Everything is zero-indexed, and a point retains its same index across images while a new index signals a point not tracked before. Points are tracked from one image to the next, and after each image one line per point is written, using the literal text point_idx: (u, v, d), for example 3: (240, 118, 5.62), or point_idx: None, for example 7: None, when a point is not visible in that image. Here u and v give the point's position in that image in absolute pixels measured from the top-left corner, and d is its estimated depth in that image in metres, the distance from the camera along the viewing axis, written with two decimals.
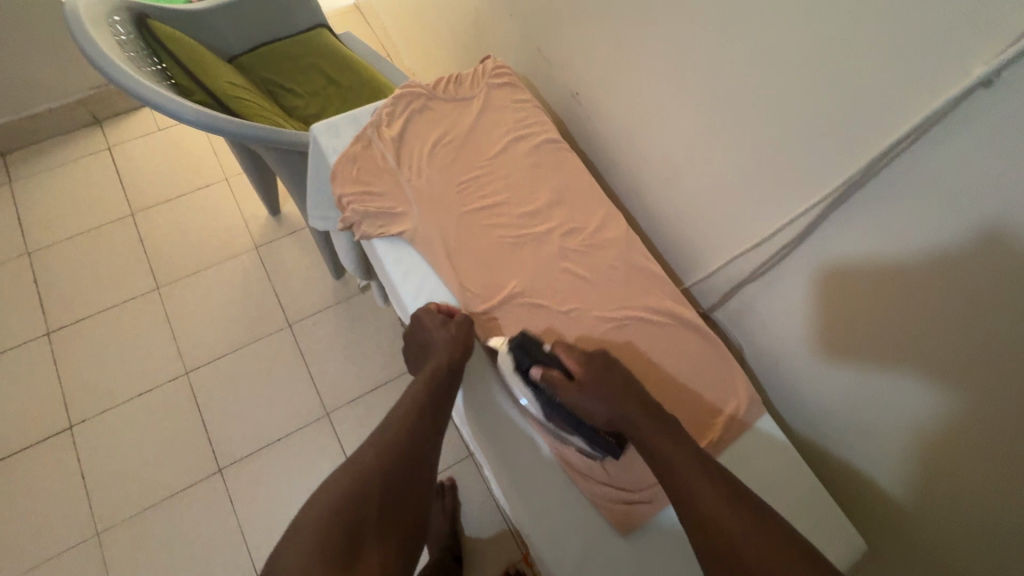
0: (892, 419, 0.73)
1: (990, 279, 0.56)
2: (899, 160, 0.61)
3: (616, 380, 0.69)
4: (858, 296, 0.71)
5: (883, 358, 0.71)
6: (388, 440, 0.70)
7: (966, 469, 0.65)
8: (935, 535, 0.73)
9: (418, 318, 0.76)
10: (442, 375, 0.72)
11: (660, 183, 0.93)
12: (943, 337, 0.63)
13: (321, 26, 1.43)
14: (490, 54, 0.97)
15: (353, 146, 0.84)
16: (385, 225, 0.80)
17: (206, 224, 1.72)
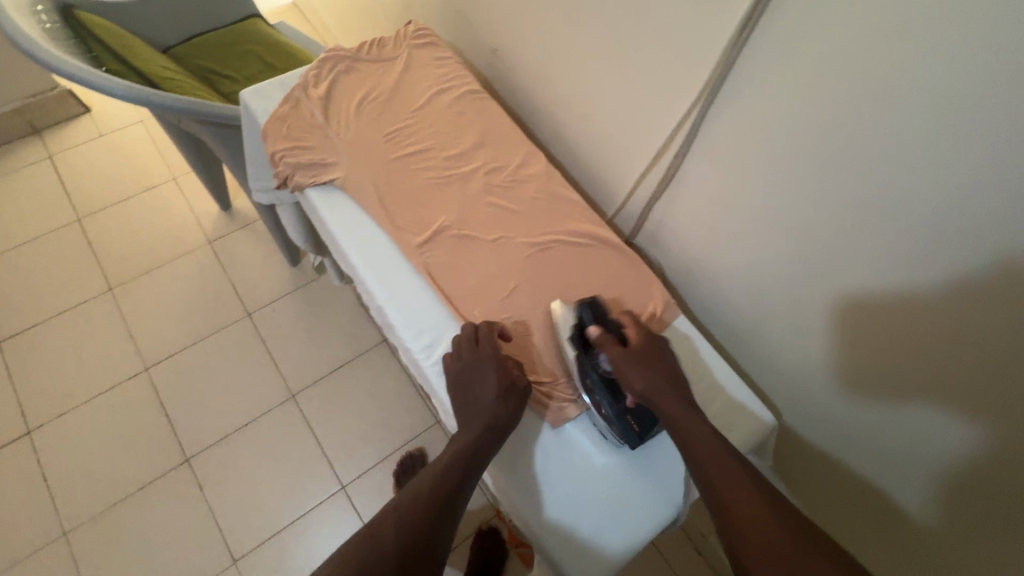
0: (907, 441, 0.73)
1: (998, 321, 0.57)
2: (892, 193, 0.60)
3: (659, 356, 0.70)
4: (866, 323, 0.70)
5: (900, 379, 0.70)
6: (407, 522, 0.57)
7: (986, 498, 0.67)
8: (939, 546, 0.78)
9: (474, 362, 0.71)
10: (484, 441, 0.66)
11: (575, 123, 0.98)
12: (958, 367, 0.63)
13: (255, 16, 1.46)
14: (411, 19, 1.02)
15: (281, 107, 0.89)
16: (315, 175, 0.85)
17: (157, 224, 1.72)
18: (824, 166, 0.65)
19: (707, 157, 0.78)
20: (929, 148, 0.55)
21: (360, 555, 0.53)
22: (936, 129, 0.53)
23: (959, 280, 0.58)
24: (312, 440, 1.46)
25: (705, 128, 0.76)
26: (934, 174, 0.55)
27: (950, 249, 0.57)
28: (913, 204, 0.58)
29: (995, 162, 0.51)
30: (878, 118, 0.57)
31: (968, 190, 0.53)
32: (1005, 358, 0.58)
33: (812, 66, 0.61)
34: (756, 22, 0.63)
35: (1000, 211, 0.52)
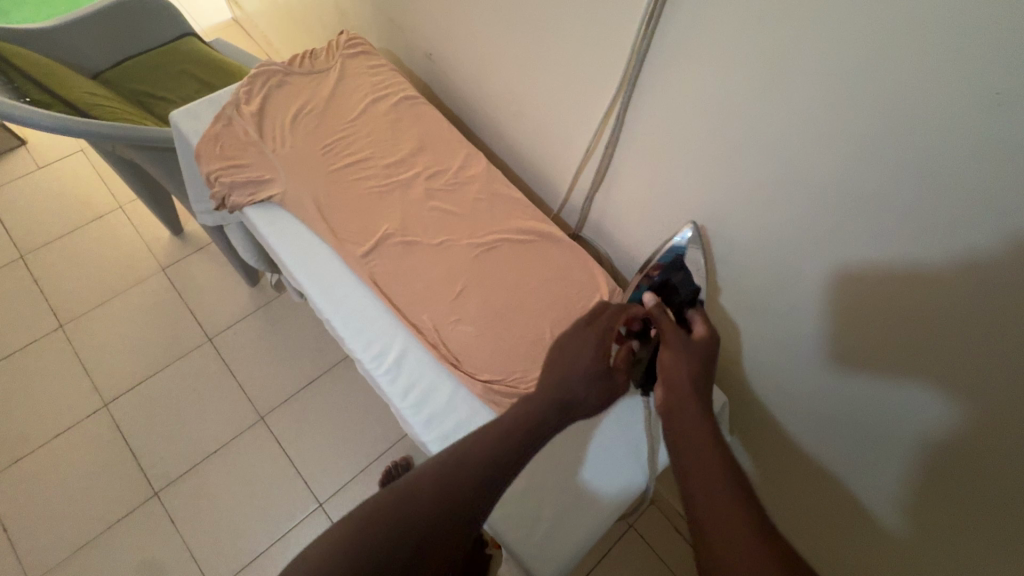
0: (885, 431, 0.69)
1: (965, 299, 0.53)
2: (850, 167, 0.56)
3: (704, 352, 0.65)
4: (838, 309, 0.66)
5: (874, 367, 0.66)
6: (478, 460, 0.58)
7: (970, 490, 0.63)
8: (928, 543, 0.75)
9: (572, 335, 0.71)
10: (551, 419, 0.63)
11: (513, 122, 0.99)
12: (936, 354, 0.59)
13: (189, 34, 1.44)
14: (342, 28, 1.02)
15: (212, 126, 0.87)
16: (253, 191, 0.84)
17: (105, 255, 1.67)
18: (744, 150, 0.65)
19: (637, 147, 0.78)
20: (835, 125, 0.55)
21: (400, 499, 0.54)
22: (839, 106, 0.54)
23: (877, 255, 0.59)
24: (285, 461, 1.44)
25: (631, 118, 0.77)
26: (843, 151, 0.56)
27: (865, 223, 0.58)
28: (828, 181, 0.59)
29: (944, 131, 0.48)
30: (787, 99, 0.58)
31: (874, 164, 0.54)
32: (931, 333, 0.58)
33: (721, 53, 0.61)
34: (663, 12, 0.64)
35: (905, 183, 0.53)
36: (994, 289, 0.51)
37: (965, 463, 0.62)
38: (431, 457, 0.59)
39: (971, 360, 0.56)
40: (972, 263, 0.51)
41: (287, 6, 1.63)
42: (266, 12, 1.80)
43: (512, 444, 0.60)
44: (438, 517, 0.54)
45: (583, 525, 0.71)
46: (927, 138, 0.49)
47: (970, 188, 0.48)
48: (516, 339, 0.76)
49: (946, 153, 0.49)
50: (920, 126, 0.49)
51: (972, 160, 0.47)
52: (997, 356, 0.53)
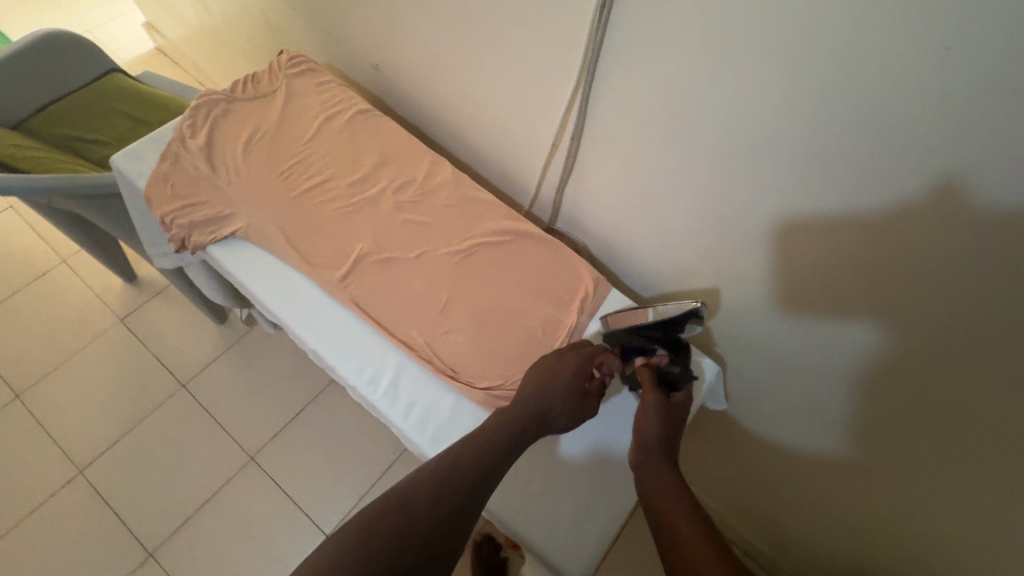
0: (875, 381, 0.70)
1: (942, 237, 0.54)
2: (810, 134, 0.57)
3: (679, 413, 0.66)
4: (818, 268, 0.67)
5: (858, 319, 0.67)
6: (472, 464, 0.60)
7: (957, 425, 0.65)
8: (921, 490, 0.76)
9: (554, 359, 0.70)
10: (530, 428, 0.65)
11: (472, 123, 0.98)
12: (919, 296, 0.59)
13: (114, 70, 1.36)
14: (281, 48, 0.98)
15: (160, 166, 0.83)
16: (213, 230, 0.80)
17: (56, 313, 1.57)
18: (704, 132, 0.66)
19: (600, 138, 0.79)
20: (790, 99, 0.56)
21: (389, 510, 0.54)
22: (791, 80, 0.55)
23: (843, 218, 0.61)
24: (282, 498, 1.39)
25: (591, 109, 0.77)
26: (800, 123, 0.57)
27: (828, 190, 0.60)
28: (789, 154, 0.60)
29: (892, 92, 0.49)
30: (740, 77, 0.59)
31: (832, 133, 0.56)
32: (903, 289, 0.60)
33: (669, 40, 0.62)
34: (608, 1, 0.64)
35: (863, 149, 0.54)
36: (957, 240, 0.53)
37: (945, 409, 0.65)
38: (429, 463, 0.61)
39: (941, 311, 0.58)
40: (933, 219, 0.53)
41: (214, 28, 1.56)
42: (194, 38, 1.72)
43: (495, 454, 0.62)
44: (428, 524, 0.54)
45: (600, 517, 0.71)
46: (880, 104, 0.51)
47: (925, 147, 0.50)
48: (510, 342, 0.76)
49: (899, 116, 0.50)
50: (871, 93, 0.51)
51: (923, 120, 0.49)
52: (963, 303, 0.56)
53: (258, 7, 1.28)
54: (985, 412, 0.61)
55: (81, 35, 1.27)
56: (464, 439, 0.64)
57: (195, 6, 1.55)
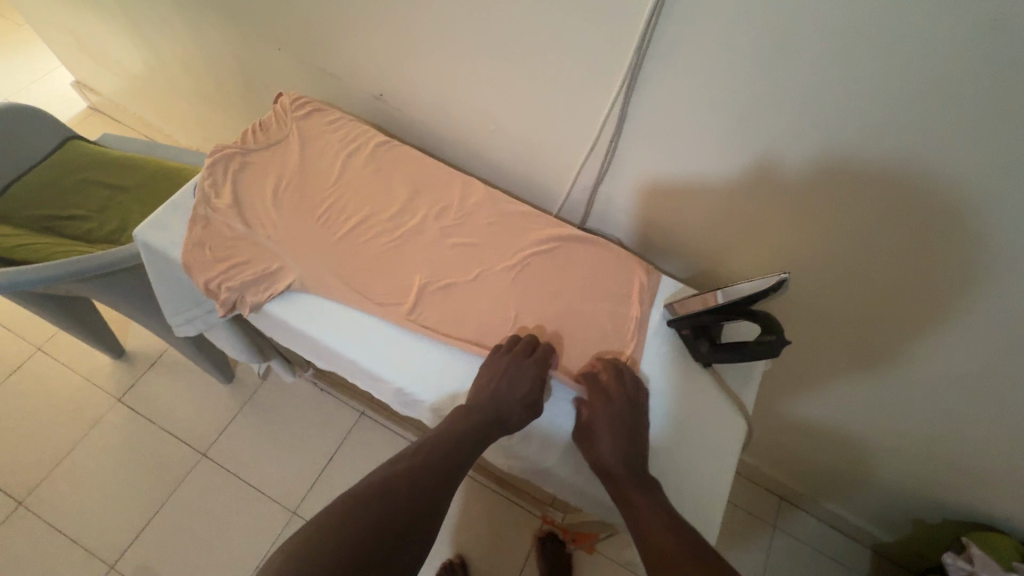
0: (890, 297, 0.81)
1: (947, 170, 0.63)
2: (840, 107, 0.64)
3: (638, 418, 0.71)
4: (832, 211, 0.76)
5: (867, 248, 0.77)
6: (436, 469, 0.65)
7: (956, 317, 0.76)
8: (939, 382, 0.87)
9: (512, 368, 0.72)
10: (487, 433, 0.69)
11: (488, 139, 1.00)
12: (918, 219, 0.69)
13: (74, 138, 1.27)
14: (280, 91, 0.96)
15: (192, 231, 0.80)
16: (266, 287, 0.78)
17: (44, 406, 1.45)
18: (752, 122, 0.72)
19: (638, 138, 0.83)
20: (833, 84, 0.63)
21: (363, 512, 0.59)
22: (838, 67, 0.61)
23: (886, 180, 0.68)
24: None
25: (629, 114, 0.81)
26: (847, 103, 0.64)
27: (879, 160, 0.67)
28: (834, 132, 0.67)
29: (917, 64, 0.57)
30: (787, 71, 0.64)
31: (880, 110, 0.62)
32: (957, 240, 0.68)
33: (715, 44, 0.66)
34: (634, 11, 0.68)
35: (911, 123, 0.61)
36: (967, 175, 0.62)
37: (985, 328, 0.75)
38: (390, 464, 0.65)
39: (983, 253, 0.67)
40: (984, 178, 0.61)
41: (167, 77, 1.48)
42: (142, 92, 1.64)
43: (457, 461, 0.66)
44: (396, 523, 0.59)
45: (714, 493, 0.72)
46: (921, 80, 0.58)
47: (966, 116, 0.58)
48: (584, 343, 0.79)
49: (948, 92, 0.57)
50: (900, 67, 0.58)
51: (969, 92, 0.56)
52: (994, 238, 0.65)
53: (225, 50, 1.23)
54: (979, 299, 0.73)
55: (33, 106, 1.19)
56: (423, 445, 0.67)
57: (140, 57, 1.46)
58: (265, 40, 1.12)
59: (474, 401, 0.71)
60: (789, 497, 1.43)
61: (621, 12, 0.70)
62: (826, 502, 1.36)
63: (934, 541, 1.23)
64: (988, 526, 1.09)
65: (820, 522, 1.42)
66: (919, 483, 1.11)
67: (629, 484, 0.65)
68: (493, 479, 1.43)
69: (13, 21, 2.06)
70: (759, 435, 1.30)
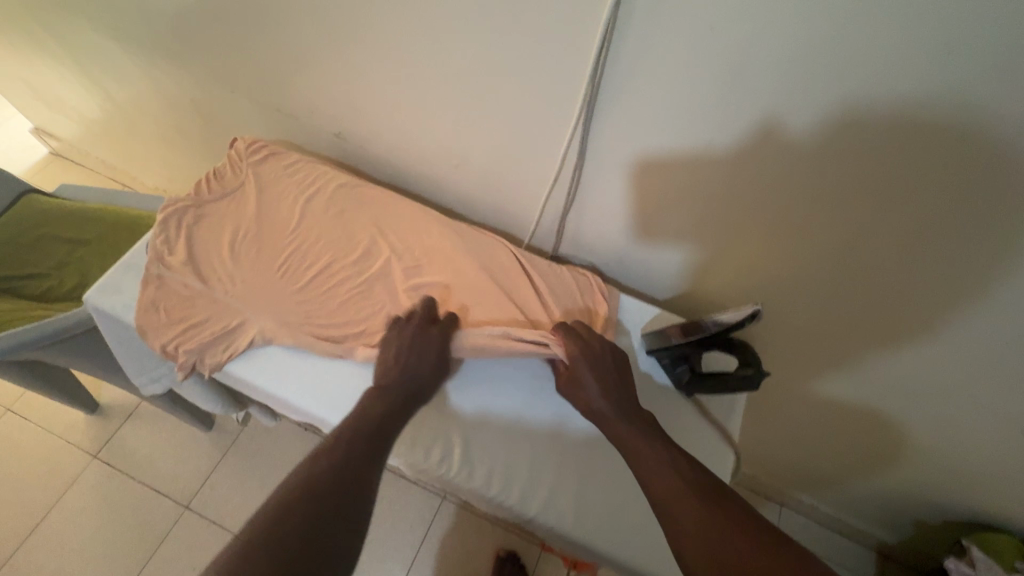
0: (870, 307, 0.79)
1: (915, 181, 0.61)
2: (803, 124, 0.63)
3: (617, 369, 0.72)
4: (802, 225, 0.74)
5: (843, 260, 0.75)
6: (367, 437, 0.63)
7: (938, 322, 0.74)
8: (924, 386, 0.86)
9: (416, 340, 0.74)
10: (405, 406, 0.69)
11: (454, 171, 0.98)
12: (892, 227, 0.67)
13: (30, 193, 1.23)
14: (235, 136, 0.93)
15: (145, 292, 0.76)
16: (227, 345, 0.75)
17: (14, 470, 1.39)
18: (716, 147, 0.71)
19: (603, 164, 0.82)
20: (795, 103, 0.61)
21: (304, 495, 0.54)
22: (795, 90, 0.60)
23: (851, 191, 0.66)
24: None
25: (593, 142, 0.79)
26: (811, 126, 0.62)
27: (846, 178, 0.65)
28: (800, 154, 0.66)
29: (875, 82, 0.56)
30: (747, 94, 0.63)
31: (841, 131, 0.61)
32: (921, 249, 0.67)
33: (671, 70, 0.65)
34: (587, 40, 0.67)
35: (874, 140, 0.60)
36: (935, 185, 0.60)
37: (971, 333, 0.73)
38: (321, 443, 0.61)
39: (960, 255, 0.65)
40: (950, 190, 0.60)
41: (125, 122, 1.44)
42: (102, 137, 1.60)
43: (387, 427, 0.66)
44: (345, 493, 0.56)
45: None
46: (881, 94, 0.56)
47: (929, 133, 0.57)
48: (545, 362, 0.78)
49: (911, 108, 0.56)
50: (860, 83, 0.56)
51: (931, 109, 0.55)
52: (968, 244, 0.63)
53: (180, 94, 1.20)
54: (964, 308, 0.70)
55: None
56: (351, 416, 0.65)
57: (95, 103, 1.42)
58: (219, 83, 1.10)
59: (386, 379, 0.70)
60: (789, 504, 1.41)
61: (574, 44, 0.68)
62: (825, 509, 1.35)
63: (936, 541, 1.22)
64: (988, 524, 1.08)
65: (822, 528, 1.40)
66: (916, 487, 1.10)
67: (626, 427, 0.65)
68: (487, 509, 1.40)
69: None
70: (753, 447, 1.29)
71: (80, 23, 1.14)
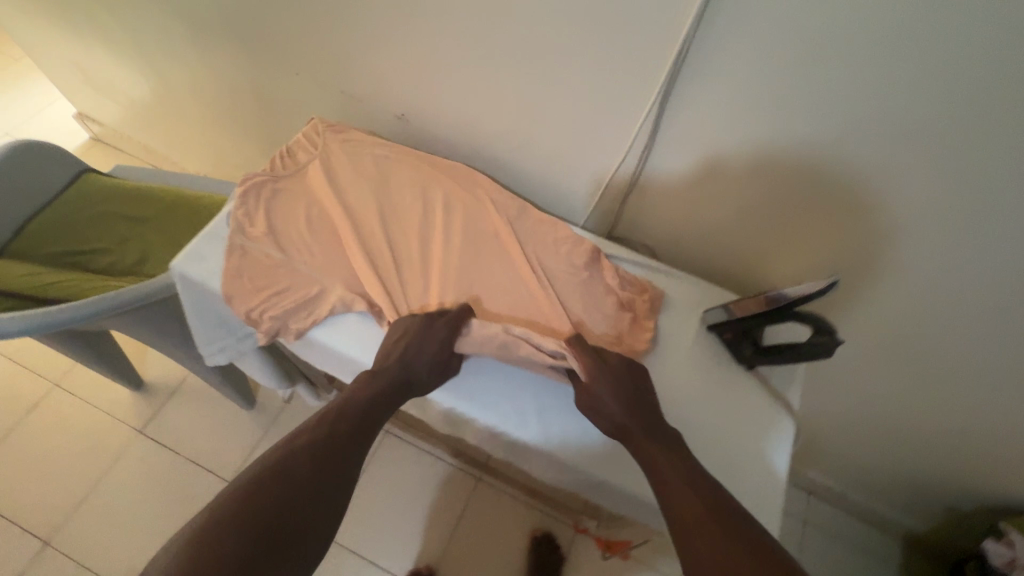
0: (930, 277, 0.83)
1: (989, 147, 0.67)
2: (884, 95, 0.68)
3: (633, 382, 0.72)
4: (870, 196, 0.78)
5: (909, 230, 0.79)
6: (346, 430, 0.68)
7: (997, 288, 0.79)
8: (974, 359, 0.90)
9: (421, 333, 0.75)
10: (396, 394, 0.72)
11: (514, 154, 1.02)
12: (961, 194, 0.72)
13: (89, 173, 1.27)
14: (311, 116, 0.97)
15: (229, 260, 0.79)
16: (309, 312, 0.78)
17: (62, 446, 1.42)
18: (796, 120, 0.75)
19: (675, 144, 0.86)
20: (879, 73, 0.66)
21: (271, 485, 0.60)
22: (881, 59, 0.65)
23: (926, 160, 0.71)
24: (375, 563, 1.34)
25: (667, 120, 0.84)
26: (894, 96, 0.67)
27: (922, 148, 0.70)
28: (881, 125, 0.70)
29: (959, 51, 0.61)
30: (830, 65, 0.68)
31: (921, 101, 0.66)
32: (987, 215, 0.72)
33: (758, 45, 0.70)
34: (678, 17, 0.71)
35: (955, 108, 0.65)
36: (1009, 150, 0.66)
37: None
38: (302, 430, 0.67)
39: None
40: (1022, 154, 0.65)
41: (174, 107, 1.48)
42: (147, 123, 1.64)
43: (369, 421, 0.70)
44: (311, 487, 0.61)
45: (776, 489, 0.73)
46: (965, 63, 0.61)
47: (1014, 98, 0.62)
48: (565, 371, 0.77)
49: (991, 75, 0.61)
50: (944, 52, 0.62)
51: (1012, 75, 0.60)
52: None
53: (239, 78, 1.23)
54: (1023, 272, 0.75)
55: (49, 142, 1.19)
56: (334, 408, 0.69)
57: (147, 87, 1.46)
58: (283, 66, 1.13)
59: (380, 370, 0.73)
60: (816, 493, 1.43)
61: (664, 20, 0.72)
62: (854, 496, 1.38)
63: (965, 527, 1.25)
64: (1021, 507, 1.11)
65: (850, 516, 1.42)
66: (951, 474, 1.12)
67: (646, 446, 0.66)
68: (523, 490, 1.43)
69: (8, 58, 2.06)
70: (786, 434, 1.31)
71: (149, 5, 1.18)
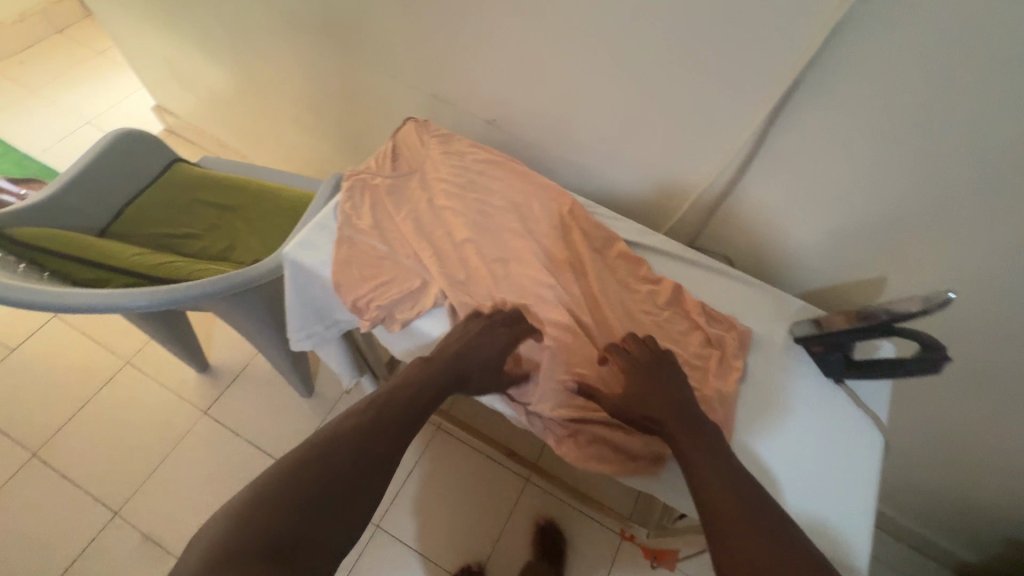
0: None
1: None
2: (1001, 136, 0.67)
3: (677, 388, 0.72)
4: (973, 234, 0.77)
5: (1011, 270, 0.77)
6: (392, 415, 0.69)
7: None
8: None
9: (476, 330, 0.76)
10: (449, 388, 0.74)
11: (602, 161, 1.04)
12: None
13: (180, 161, 1.34)
14: (409, 117, 1.02)
15: (339, 250, 0.84)
16: (413, 305, 0.82)
17: (132, 419, 1.49)
18: (906, 150, 0.74)
19: (775, 162, 0.86)
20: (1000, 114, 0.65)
21: (316, 464, 0.60)
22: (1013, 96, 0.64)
23: None
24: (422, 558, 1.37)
25: (770, 139, 0.84)
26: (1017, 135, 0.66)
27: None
28: (1001, 162, 0.69)
29: None
30: (959, 100, 0.67)
31: None
32: None
33: (873, 76, 0.70)
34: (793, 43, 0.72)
35: None
36: None
37: None
38: (352, 411, 0.68)
39: None
40: None
41: (258, 102, 1.55)
42: (226, 116, 1.71)
43: (417, 408, 0.71)
44: (356, 468, 0.62)
45: (865, 507, 0.73)
46: None
47: None
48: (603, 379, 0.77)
49: None
50: None
51: None
52: None
53: (329, 76, 1.29)
54: None
55: (149, 131, 1.26)
56: (382, 393, 0.71)
57: (234, 82, 1.53)
58: (376, 68, 1.18)
59: (433, 361, 0.74)
60: None
61: (779, 43, 0.73)
62: (907, 523, 1.35)
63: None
64: None
65: (901, 543, 1.40)
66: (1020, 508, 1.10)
67: (689, 452, 0.65)
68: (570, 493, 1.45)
69: (92, 51, 2.18)
70: None
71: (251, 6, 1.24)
